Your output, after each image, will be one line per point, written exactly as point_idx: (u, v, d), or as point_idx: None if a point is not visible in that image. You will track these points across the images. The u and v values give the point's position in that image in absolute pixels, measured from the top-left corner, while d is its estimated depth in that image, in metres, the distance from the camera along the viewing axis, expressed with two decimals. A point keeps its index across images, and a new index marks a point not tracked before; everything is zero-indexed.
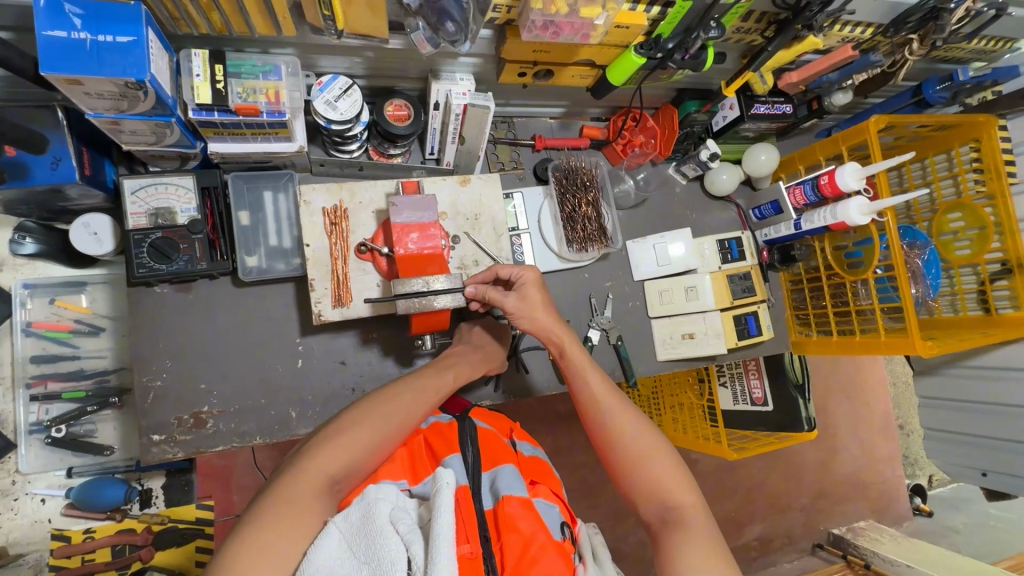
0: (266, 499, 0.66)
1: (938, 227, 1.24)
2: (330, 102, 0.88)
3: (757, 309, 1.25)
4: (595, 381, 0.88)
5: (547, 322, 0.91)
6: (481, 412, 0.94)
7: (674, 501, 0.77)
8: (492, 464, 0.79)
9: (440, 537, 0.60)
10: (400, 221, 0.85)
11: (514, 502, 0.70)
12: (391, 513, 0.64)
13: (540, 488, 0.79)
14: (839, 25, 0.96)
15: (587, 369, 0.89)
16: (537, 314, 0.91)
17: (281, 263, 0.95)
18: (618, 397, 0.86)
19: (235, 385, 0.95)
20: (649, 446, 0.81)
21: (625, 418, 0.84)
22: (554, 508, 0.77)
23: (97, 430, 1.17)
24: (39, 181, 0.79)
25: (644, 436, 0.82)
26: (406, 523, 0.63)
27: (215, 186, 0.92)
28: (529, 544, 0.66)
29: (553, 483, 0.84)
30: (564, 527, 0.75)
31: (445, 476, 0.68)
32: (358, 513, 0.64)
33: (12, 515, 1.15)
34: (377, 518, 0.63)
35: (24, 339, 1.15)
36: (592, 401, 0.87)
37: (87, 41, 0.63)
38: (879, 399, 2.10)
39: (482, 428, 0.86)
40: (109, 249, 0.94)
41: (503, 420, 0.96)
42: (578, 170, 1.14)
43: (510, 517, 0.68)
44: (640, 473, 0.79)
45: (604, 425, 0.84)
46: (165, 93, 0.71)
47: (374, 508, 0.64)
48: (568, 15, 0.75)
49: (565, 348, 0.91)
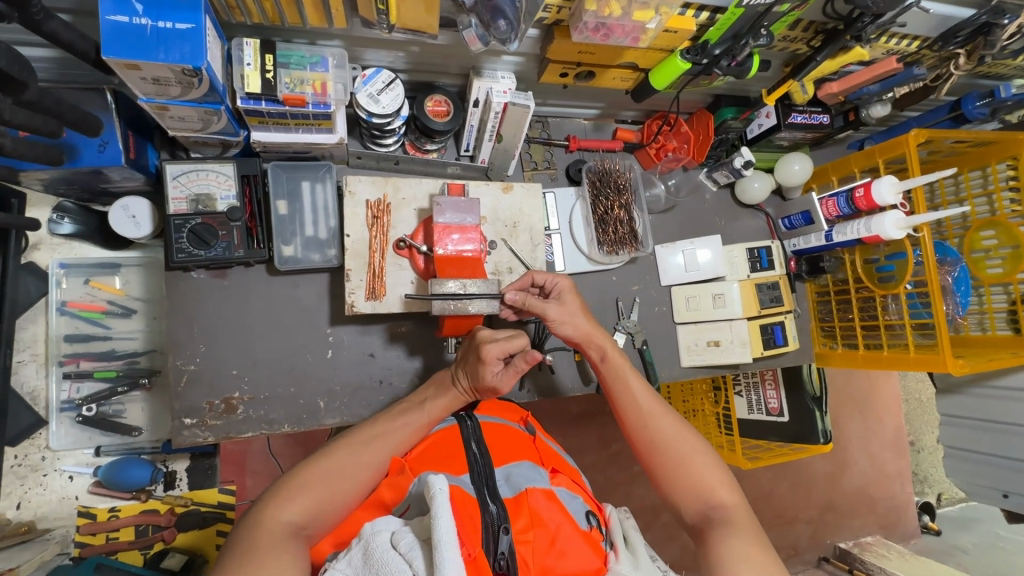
0: (230, 556, 0.65)
1: (970, 244, 1.23)
2: (373, 96, 0.88)
3: (784, 319, 1.25)
4: (636, 385, 0.88)
5: (587, 327, 0.91)
6: (490, 403, 0.92)
7: (717, 501, 0.77)
8: (504, 460, 0.78)
9: (443, 539, 0.57)
10: (442, 221, 0.86)
11: (537, 495, 0.69)
12: (392, 535, 0.61)
13: (560, 477, 0.79)
14: (887, 37, 0.95)
15: (628, 374, 0.88)
16: (577, 319, 0.91)
17: (316, 253, 0.95)
18: (658, 401, 0.86)
19: (265, 372, 0.96)
20: (692, 446, 0.81)
21: (666, 421, 0.84)
22: (577, 497, 0.76)
23: (125, 411, 1.18)
24: (87, 161, 0.80)
25: (686, 439, 0.82)
26: (407, 542, 0.60)
27: (255, 174, 0.92)
28: (556, 537, 0.66)
29: (573, 473, 0.84)
30: (590, 516, 0.75)
31: (437, 481, 0.62)
32: (360, 555, 0.61)
33: (41, 490, 1.17)
34: (378, 549, 0.60)
35: (58, 318, 1.17)
36: (633, 405, 0.86)
37: (147, 26, 0.64)
38: (892, 413, 2.09)
39: (490, 426, 0.84)
40: (147, 232, 0.95)
41: (515, 409, 0.94)
42: (613, 172, 1.13)
43: (534, 510, 0.67)
44: (683, 473, 0.79)
45: (646, 429, 0.84)
46: (218, 81, 0.71)
47: (373, 541, 0.61)
48: (621, 17, 0.74)
49: (606, 352, 0.90)
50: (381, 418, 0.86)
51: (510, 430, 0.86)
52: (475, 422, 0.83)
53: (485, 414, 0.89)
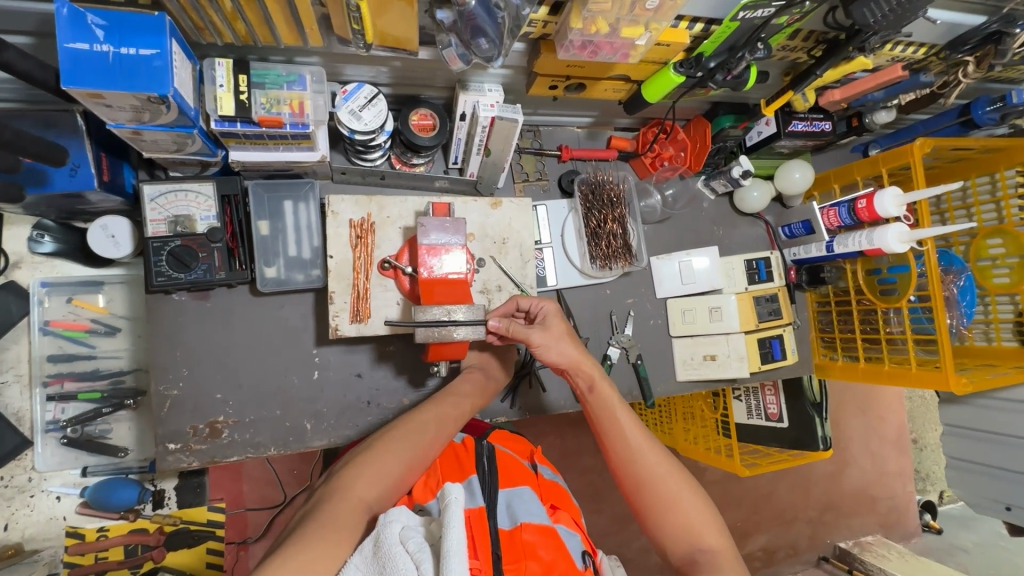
0: (308, 521, 0.65)
1: (976, 252, 1.19)
2: (355, 112, 0.84)
3: (782, 332, 1.22)
4: (625, 418, 0.86)
5: (575, 354, 0.89)
6: (502, 433, 0.95)
7: (705, 544, 0.76)
8: (509, 483, 0.79)
9: (452, 550, 0.56)
10: (428, 242, 0.83)
11: (532, 529, 0.68)
12: (402, 530, 0.60)
13: (561, 514, 0.78)
14: (892, 44, 0.91)
15: (616, 407, 0.87)
16: (565, 345, 0.88)
17: (301, 274, 0.93)
18: (647, 436, 0.84)
19: (249, 396, 0.94)
20: (681, 486, 0.80)
21: (655, 457, 0.82)
22: (576, 535, 0.75)
23: (112, 431, 1.18)
24: (58, 186, 0.77)
25: (672, 476, 0.81)
26: (416, 541, 0.58)
27: (235, 194, 0.89)
28: (551, 570, 0.64)
29: (573, 511, 0.83)
30: (586, 556, 0.73)
31: (455, 490, 0.63)
32: (370, 544, 0.60)
33: (29, 511, 1.17)
34: (387, 540, 0.59)
35: (41, 338, 1.15)
36: (620, 439, 0.84)
37: (109, 53, 0.61)
38: (894, 413, 2.06)
39: (500, 450, 0.86)
40: (127, 253, 0.93)
41: (523, 442, 0.96)
42: (605, 185, 1.10)
43: (528, 544, 0.66)
44: (670, 514, 0.78)
45: (634, 466, 0.82)
46: (188, 106, 0.68)
47: (385, 530, 0.60)
48: (609, 35, 0.71)
49: (594, 382, 0.88)
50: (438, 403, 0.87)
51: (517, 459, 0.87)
52: (490, 444, 0.86)
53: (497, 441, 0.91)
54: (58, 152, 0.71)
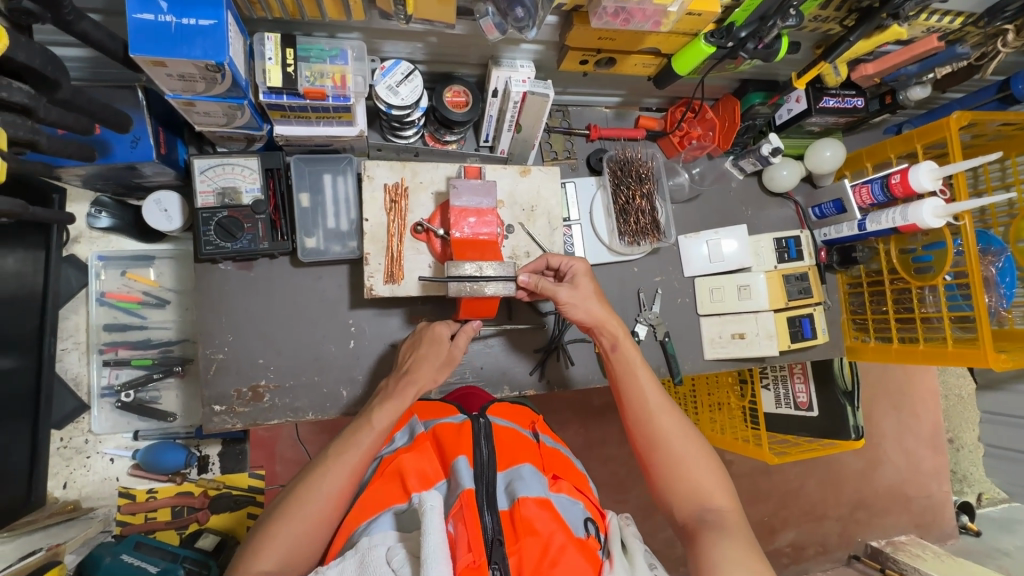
0: None
1: (1016, 233, 1.15)
2: (392, 87, 0.87)
3: (813, 312, 1.22)
4: (644, 378, 0.87)
5: (600, 313, 0.90)
6: (499, 407, 0.92)
7: (713, 505, 0.77)
8: (507, 464, 0.78)
9: (430, 554, 0.59)
10: (459, 205, 0.87)
11: (530, 504, 0.69)
12: (386, 552, 0.64)
13: (562, 484, 0.78)
14: (927, 14, 0.90)
15: (638, 366, 0.88)
16: (591, 304, 0.90)
17: (338, 245, 0.97)
18: (666, 398, 0.86)
19: (289, 362, 0.99)
20: (693, 449, 0.81)
21: (671, 419, 0.84)
22: (577, 504, 0.76)
23: (161, 397, 1.26)
24: (120, 157, 0.83)
25: (687, 439, 0.82)
26: (399, 558, 0.63)
27: (278, 167, 0.94)
28: (548, 546, 0.65)
29: (577, 478, 0.83)
30: (588, 524, 0.73)
31: (431, 498, 0.65)
32: (352, 564, 0.64)
33: (85, 471, 1.25)
34: (372, 563, 0.63)
35: (97, 308, 1.24)
36: (639, 399, 0.86)
37: (172, 23, 0.66)
38: (929, 409, 2.00)
39: (497, 426, 0.84)
40: (178, 225, 0.98)
41: (525, 413, 0.96)
42: (634, 162, 1.12)
43: (526, 520, 0.67)
44: (679, 474, 0.80)
45: (650, 425, 0.84)
46: (240, 76, 0.72)
47: (369, 554, 0.64)
48: (640, 2, 0.73)
49: (617, 341, 0.89)
50: (348, 431, 0.82)
51: (516, 434, 0.85)
52: (487, 421, 0.82)
53: (496, 415, 0.89)
54: (123, 120, 0.76)
